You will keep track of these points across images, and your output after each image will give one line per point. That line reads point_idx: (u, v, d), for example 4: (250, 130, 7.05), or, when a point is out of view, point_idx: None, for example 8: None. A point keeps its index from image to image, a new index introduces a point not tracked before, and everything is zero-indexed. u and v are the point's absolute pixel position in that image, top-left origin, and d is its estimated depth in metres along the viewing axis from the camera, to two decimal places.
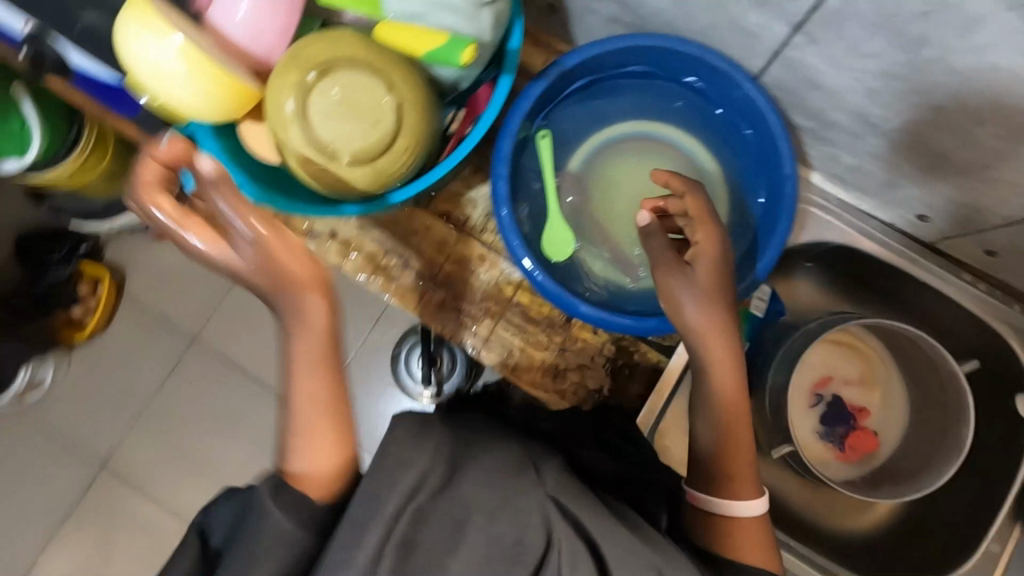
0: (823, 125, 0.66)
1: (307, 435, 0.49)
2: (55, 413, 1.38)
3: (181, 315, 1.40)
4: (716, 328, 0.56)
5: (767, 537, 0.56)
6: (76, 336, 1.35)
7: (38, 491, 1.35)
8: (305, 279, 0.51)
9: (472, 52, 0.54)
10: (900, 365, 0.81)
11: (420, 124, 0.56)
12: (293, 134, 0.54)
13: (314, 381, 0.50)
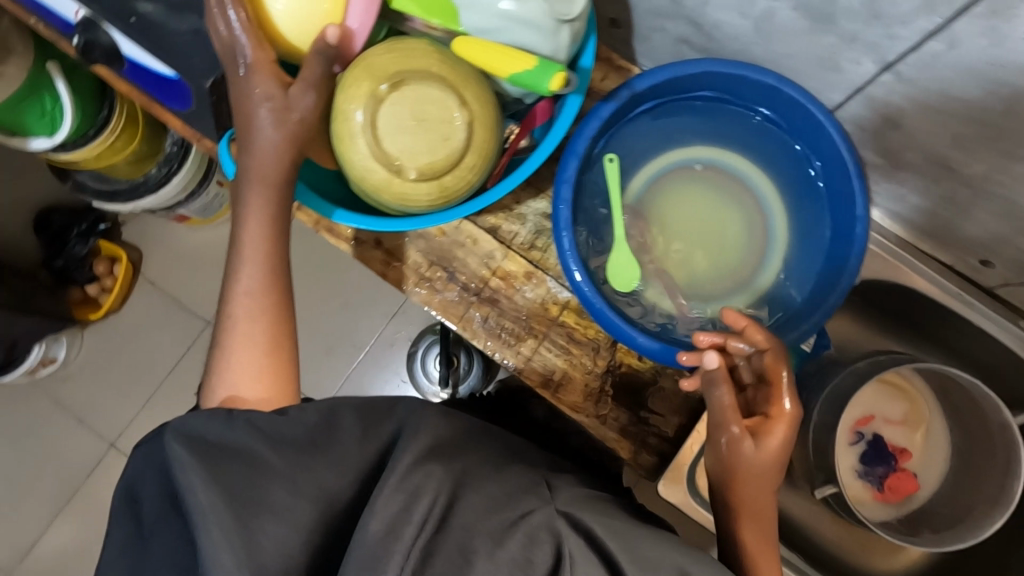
0: (894, 163, 0.64)
1: (242, 344, 0.54)
2: (68, 391, 1.37)
3: (197, 299, 1.38)
4: (757, 485, 0.59)
5: None
6: (93, 313, 1.36)
7: (46, 468, 1.34)
8: (263, 176, 0.55)
9: (562, 81, 0.50)
10: (944, 409, 0.79)
11: (489, 142, 0.54)
12: (359, 147, 0.52)
13: (257, 290, 0.55)
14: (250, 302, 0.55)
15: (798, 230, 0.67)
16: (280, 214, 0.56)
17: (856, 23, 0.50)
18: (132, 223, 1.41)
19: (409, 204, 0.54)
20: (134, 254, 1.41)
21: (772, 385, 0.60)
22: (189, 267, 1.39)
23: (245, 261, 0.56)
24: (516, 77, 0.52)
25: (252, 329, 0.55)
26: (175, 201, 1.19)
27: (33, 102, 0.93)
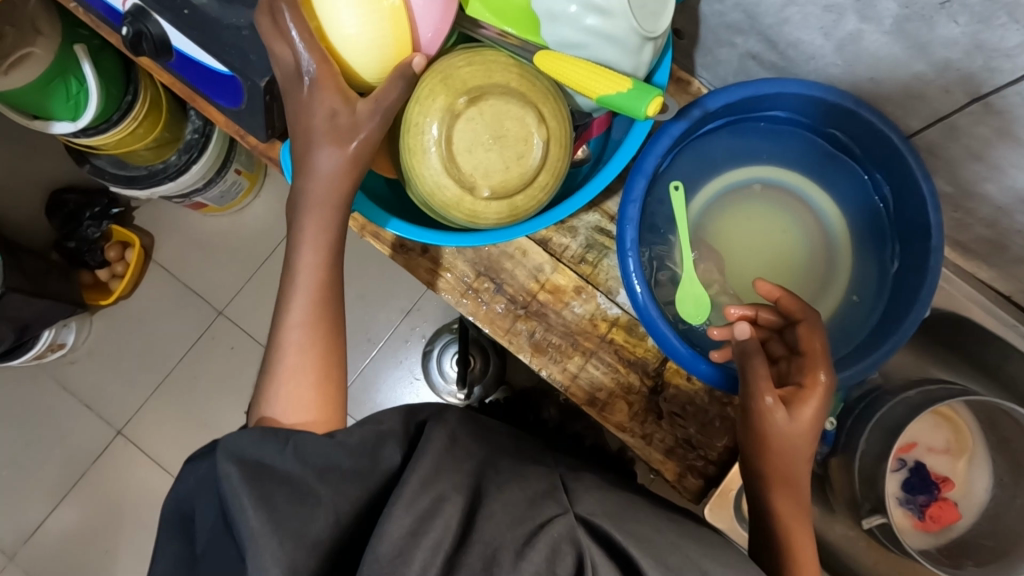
0: (966, 194, 0.63)
1: (290, 374, 0.51)
2: (76, 376, 1.34)
3: (211, 289, 1.36)
4: (790, 462, 0.57)
5: None
6: (104, 299, 1.33)
7: (51, 454, 1.32)
8: (319, 200, 0.53)
9: (658, 105, 0.48)
10: (989, 440, 0.79)
11: (564, 161, 0.52)
12: (431, 161, 0.50)
13: (307, 308, 0.53)
14: (302, 331, 0.52)
15: (856, 257, 0.67)
16: (333, 240, 0.54)
17: (954, 52, 0.48)
18: (147, 207, 1.38)
19: (477, 221, 0.53)
20: (146, 240, 1.37)
21: (806, 357, 0.58)
22: (202, 255, 1.37)
23: (296, 290, 0.53)
24: (607, 98, 0.49)
25: (302, 348, 0.52)
26: (193, 188, 1.13)
27: (58, 85, 0.88)
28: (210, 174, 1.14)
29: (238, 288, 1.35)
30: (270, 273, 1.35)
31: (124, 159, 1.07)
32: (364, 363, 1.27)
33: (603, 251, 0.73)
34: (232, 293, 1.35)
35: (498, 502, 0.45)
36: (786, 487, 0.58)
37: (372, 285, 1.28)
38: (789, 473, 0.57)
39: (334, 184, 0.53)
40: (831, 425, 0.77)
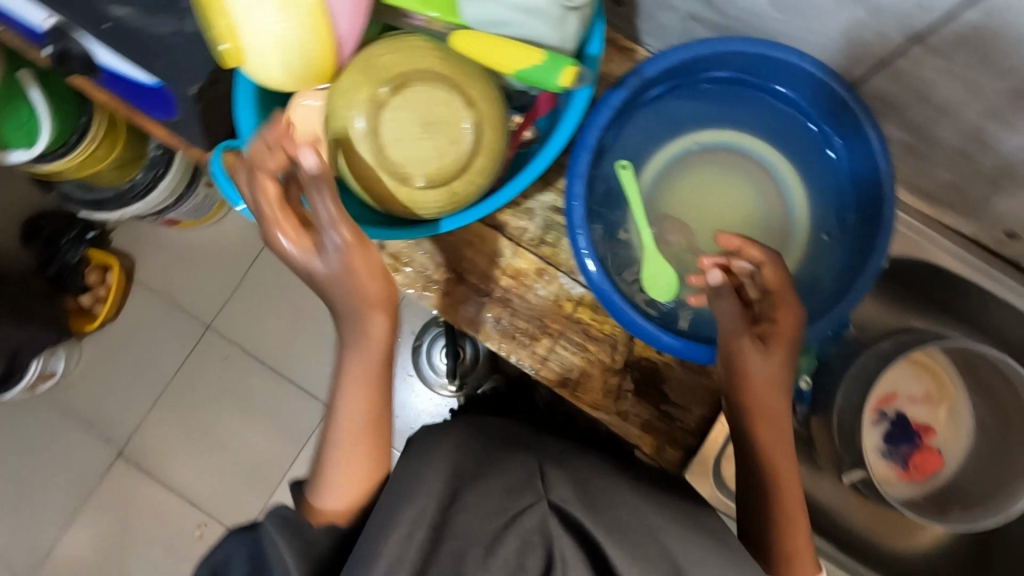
0: (920, 139, 0.61)
1: (341, 459, 0.52)
2: (72, 401, 1.34)
3: (197, 303, 1.35)
4: (772, 400, 0.57)
5: None
6: (89, 324, 1.32)
7: (55, 480, 1.32)
8: (364, 312, 0.53)
9: (572, 75, 0.47)
10: (968, 385, 0.79)
11: (499, 142, 0.51)
12: (360, 154, 0.49)
13: (360, 408, 0.53)
14: (353, 430, 0.53)
15: (814, 214, 0.66)
16: (380, 353, 0.54)
17: None
18: (123, 228, 1.37)
19: (418, 211, 0.52)
20: (127, 261, 1.37)
21: (774, 296, 0.58)
22: (184, 269, 1.36)
23: (345, 395, 0.53)
24: (522, 73, 0.48)
25: (350, 444, 0.53)
26: (166, 204, 1.12)
27: (11, 111, 0.86)
28: (180, 190, 1.13)
29: (224, 300, 1.35)
30: (255, 281, 1.34)
31: (90, 183, 1.06)
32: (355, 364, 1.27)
33: (561, 230, 0.72)
34: (218, 306, 1.35)
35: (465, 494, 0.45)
36: (773, 429, 0.57)
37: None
38: (775, 417, 0.57)
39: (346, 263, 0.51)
40: (807, 383, 0.76)
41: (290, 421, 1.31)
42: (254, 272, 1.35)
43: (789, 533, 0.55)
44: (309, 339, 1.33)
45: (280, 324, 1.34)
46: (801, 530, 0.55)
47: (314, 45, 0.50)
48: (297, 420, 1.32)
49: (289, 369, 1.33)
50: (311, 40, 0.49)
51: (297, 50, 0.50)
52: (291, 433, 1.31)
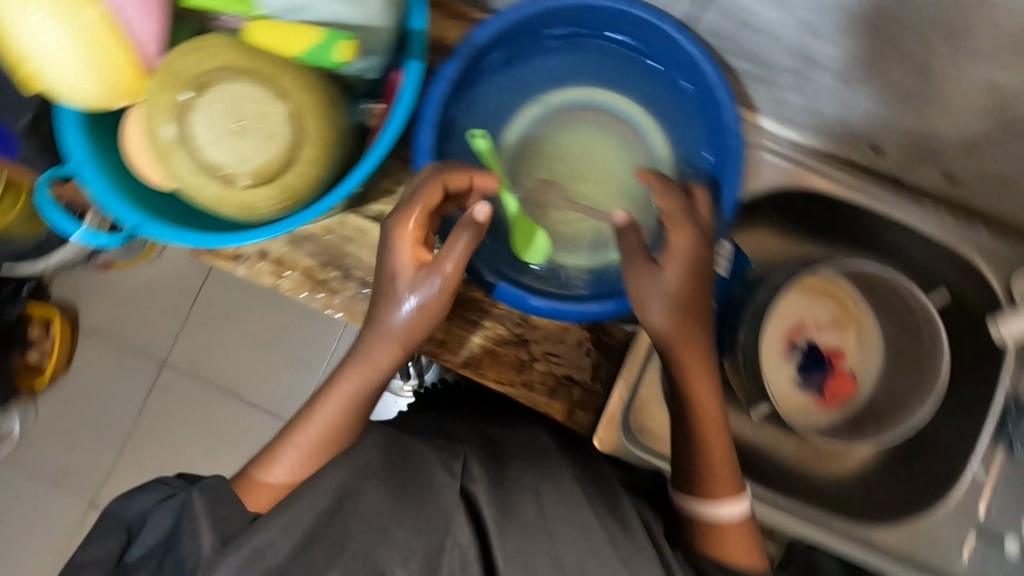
0: (765, 67, 0.62)
1: (293, 453, 0.55)
2: (32, 463, 1.31)
3: (145, 343, 1.33)
4: (685, 328, 0.55)
5: (748, 531, 0.58)
6: (38, 380, 1.30)
7: (27, 543, 1.29)
8: (376, 353, 0.56)
9: (350, 48, 0.46)
10: (873, 306, 0.79)
11: (326, 130, 0.50)
12: (178, 161, 0.48)
13: (330, 416, 0.56)
14: (316, 431, 0.55)
15: (677, 155, 0.66)
16: (367, 383, 0.57)
17: None
18: (61, 280, 1.35)
19: (254, 212, 0.51)
20: (69, 311, 1.35)
21: (674, 221, 0.57)
22: (126, 311, 1.34)
23: (326, 404, 0.56)
24: (307, 55, 0.47)
25: (303, 444, 0.55)
26: (91, 249, 1.10)
27: None
28: None
29: (173, 336, 1.33)
30: (202, 312, 1.33)
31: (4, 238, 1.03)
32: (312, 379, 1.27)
33: None
34: (170, 343, 1.33)
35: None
36: (694, 349, 0.56)
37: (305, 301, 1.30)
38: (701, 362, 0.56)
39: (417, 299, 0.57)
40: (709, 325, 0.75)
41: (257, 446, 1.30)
42: (199, 304, 1.33)
43: (707, 455, 0.57)
44: (263, 360, 1.31)
45: (235, 352, 1.32)
46: (724, 457, 0.57)
47: (114, 60, 0.48)
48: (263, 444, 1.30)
49: (247, 394, 1.31)
50: (109, 57, 0.48)
51: (105, 91, 0.50)
52: None
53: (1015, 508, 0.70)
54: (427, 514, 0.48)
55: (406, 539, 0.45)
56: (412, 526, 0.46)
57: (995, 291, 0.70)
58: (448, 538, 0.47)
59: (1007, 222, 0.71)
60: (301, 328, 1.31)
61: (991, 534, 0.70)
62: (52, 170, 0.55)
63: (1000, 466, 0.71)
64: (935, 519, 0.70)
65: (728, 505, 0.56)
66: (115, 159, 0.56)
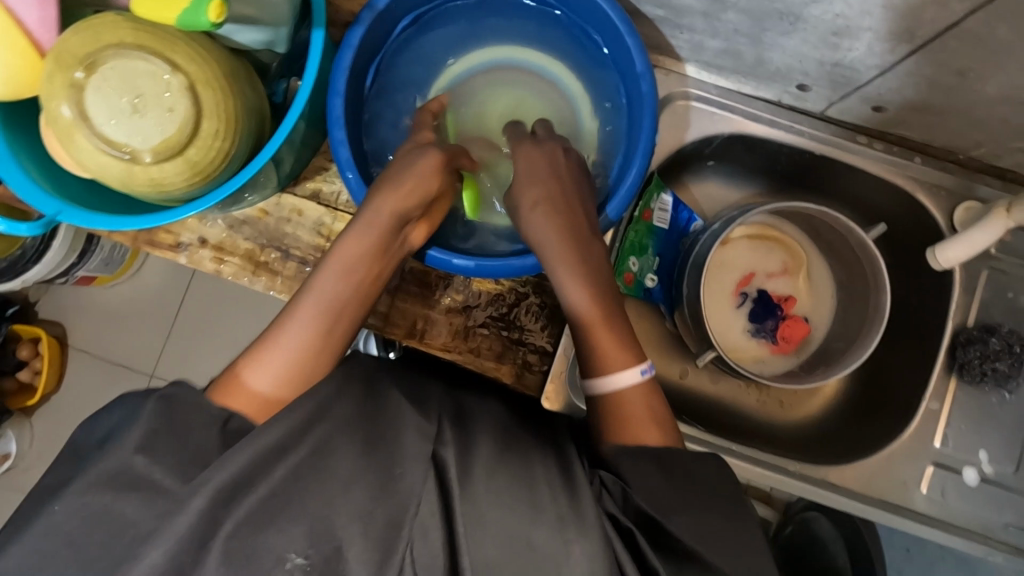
0: (675, 12, 0.62)
1: (278, 348, 0.52)
2: (31, 481, 1.33)
3: (133, 354, 1.35)
4: (546, 222, 0.60)
5: (652, 407, 0.55)
6: (29, 399, 1.31)
7: None
8: (367, 237, 0.56)
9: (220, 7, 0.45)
10: (820, 248, 0.79)
11: (225, 102, 0.51)
12: (80, 142, 0.49)
13: (323, 297, 0.55)
14: (309, 316, 0.54)
15: (591, 98, 0.72)
16: (362, 265, 0.56)
17: None
18: (45, 298, 1.37)
19: (166, 188, 0.52)
20: (57, 329, 1.36)
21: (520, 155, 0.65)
22: (112, 324, 1.36)
23: (318, 281, 0.55)
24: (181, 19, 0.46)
25: (293, 336, 0.53)
26: (66, 265, 1.11)
27: None
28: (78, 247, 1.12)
29: (160, 346, 1.35)
30: (187, 320, 1.34)
31: None
32: None
33: None
34: (157, 353, 1.35)
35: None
36: (562, 236, 0.59)
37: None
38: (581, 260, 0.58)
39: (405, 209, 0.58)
40: (654, 282, 0.76)
41: None
42: (184, 312, 1.35)
43: (599, 344, 0.56)
44: None
45: (223, 357, 1.33)
46: (605, 328, 0.56)
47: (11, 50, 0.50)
48: None
49: None
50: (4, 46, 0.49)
51: (6, 84, 0.51)
52: None
53: (971, 437, 0.70)
54: (381, 475, 0.43)
55: (358, 503, 0.42)
56: (365, 489, 0.43)
57: (937, 221, 0.70)
58: (408, 510, 0.42)
59: (942, 152, 0.71)
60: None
61: (949, 467, 0.70)
62: None
63: (955, 395, 0.70)
64: (892, 455, 0.70)
65: (619, 371, 0.55)
66: (33, 152, 0.57)
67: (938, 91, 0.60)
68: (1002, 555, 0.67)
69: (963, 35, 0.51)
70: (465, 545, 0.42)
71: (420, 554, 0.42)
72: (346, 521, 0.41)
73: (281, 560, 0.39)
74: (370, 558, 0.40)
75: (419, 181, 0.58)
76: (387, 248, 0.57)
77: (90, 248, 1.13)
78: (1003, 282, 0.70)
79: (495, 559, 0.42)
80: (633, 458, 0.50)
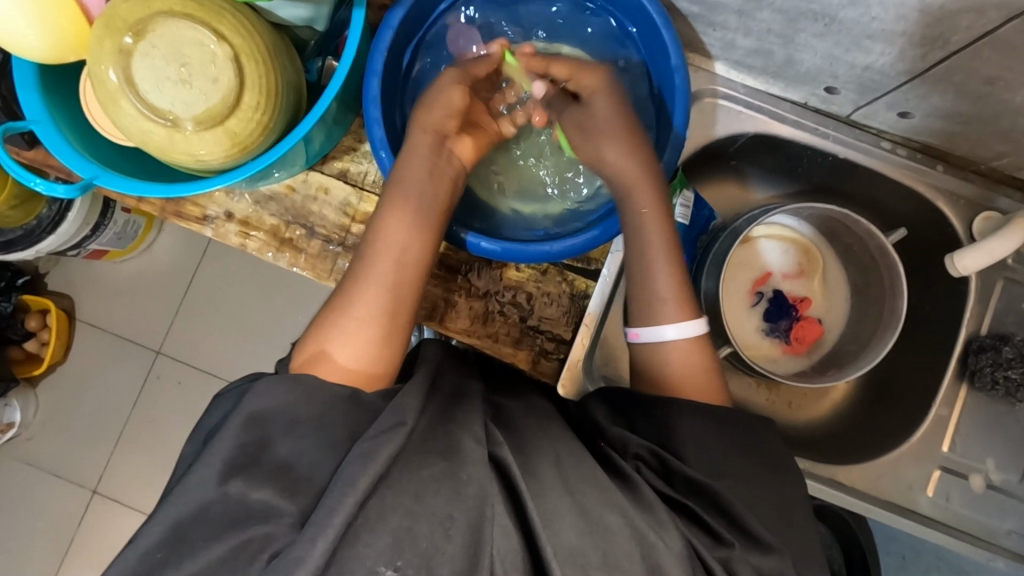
0: (709, 9, 0.62)
1: (362, 306, 0.57)
2: (35, 451, 1.33)
3: (141, 330, 1.36)
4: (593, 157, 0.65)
5: (699, 359, 0.60)
6: (37, 368, 1.32)
7: (35, 528, 1.31)
8: (411, 170, 0.61)
9: None
10: (838, 251, 0.80)
11: (268, 75, 0.52)
12: (124, 106, 0.50)
13: (388, 236, 0.60)
14: (380, 255, 0.59)
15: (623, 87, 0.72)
16: (417, 202, 0.61)
17: None
18: (56, 271, 1.37)
19: (201, 158, 0.53)
20: (66, 302, 1.37)
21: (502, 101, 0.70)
22: (122, 299, 1.36)
23: (381, 220, 0.60)
24: None
25: (370, 284, 0.58)
26: (80, 237, 1.13)
27: None
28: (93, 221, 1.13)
29: (168, 323, 1.36)
30: (196, 299, 1.35)
31: None
32: None
33: None
34: (164, 331, 1.35)
35: (284, 434, 0.47)
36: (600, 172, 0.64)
37: (297, 285, 1.35)
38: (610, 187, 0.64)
39: (445, 126, 0.64)
40: None
41: None
42: (194, 291, 1.36)
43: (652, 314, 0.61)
44: (257, 344, 1.34)
45: (229, 338, 1.34)
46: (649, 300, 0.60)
47: (63, 21, 0.51)
48: None
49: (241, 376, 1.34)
50: (58, 17, 0.51)
51: (52, 52, 0.52)
52: None
53: (979, 445, 0.71)
54: (446, 478, 0.45)
55: (437, 508, 0.43)
56: (438, 494, 0.44)
57: (956, 229, 0.71)
58: (487, 512, 0.44)
59: (964, 161, 0.72)
60: (293, 313, 1.34)
61: (955, 473, 0.70)
62: (7, 126, 0.56)
63: (965, 402, 0.71)
64: (900, 458, 0.71)
65: (665, 325, 0.59)
66: (71, 121, 0.58)
67: (966, 99, 0.61)
68: (1002, 560, 0.68)
69: (996, 44, 0.52)
70: (545, 534, 0.43)
71: (503, 553, 0.43)
72: (426, 529, 0.42)
73: (373, 573, 0.40)
74: (458, 559, 0.41)
75: (445, 102, 0.64)
76: (437, 168, 0.63)
77: (104, 223, 1.15)
78: (1017, 293, 0.71)
79: (577, 549, 0.43)
80: (680, 415, 0.55)
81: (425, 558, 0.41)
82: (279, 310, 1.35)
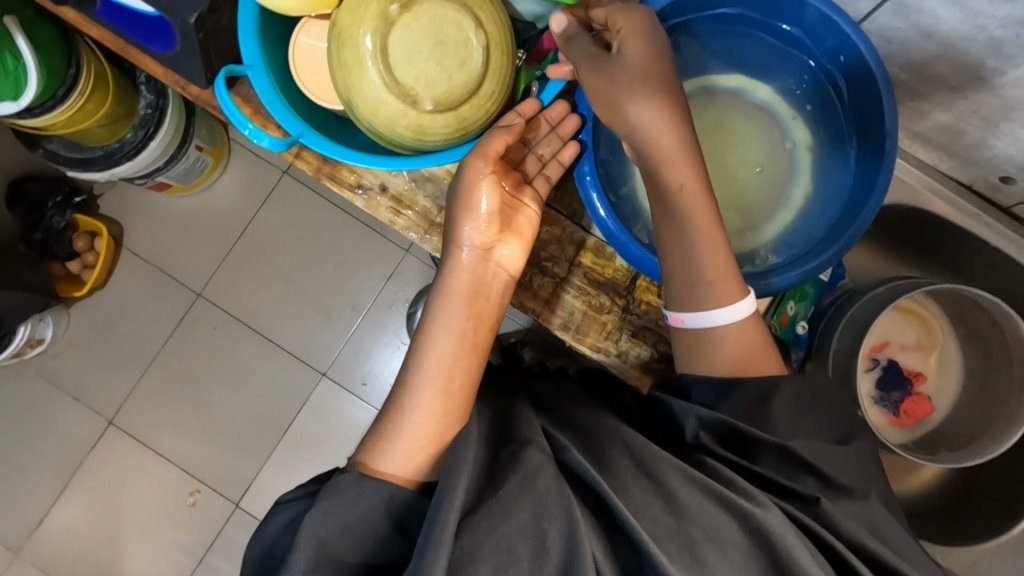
0: (922, 79, 0.65)
1: (409, 422, 0.53)
2: (60, 368, 1.24)
3: (185, 269, 1.26)
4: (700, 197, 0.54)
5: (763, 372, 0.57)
6: (76, 290, 1.23)
7: (41, 449, 1.23)
8: (460, 290, 0.56)
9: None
10: (958, 333, 0.80)
11: (506, 68, 0.53)
12: (370, 70, 0.50)
13: (434, 363, 0.55)
14: (429, 375, 0.54)
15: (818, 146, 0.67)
16: (469, 327, 0.56)
17: None
18: (112, 194, 1.26)
19: (422, 137, 0.53)
20: (114, 227, 1.26)
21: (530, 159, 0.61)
22: (166, 230, 1.26)
23: (430, 340, 0.55)
24: None
25: (417, 411, 0.53)
26: (153, 167, 1.03)
27: None
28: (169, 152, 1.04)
29: (215, 264, 1.26)
30: (246, 248, 1.26)
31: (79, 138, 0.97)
32: (349, 330, 1.24)
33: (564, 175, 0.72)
34: (209, 273, 1.26)
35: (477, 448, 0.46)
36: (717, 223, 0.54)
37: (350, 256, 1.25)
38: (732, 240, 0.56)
39: (486, 237, 0.56)
40: (803, 328, 0.77)
41: (282, 390, 1.24)
42: (245, 241, 1.26)
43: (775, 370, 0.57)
44: (296, 306, 1.25)
45: (270, 295, 1.25)
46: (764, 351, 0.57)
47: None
48: (287, 389, 1.25)
49: (280, 335, 1.25)
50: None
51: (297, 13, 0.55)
52: (282, 402, 1.24)
53: None
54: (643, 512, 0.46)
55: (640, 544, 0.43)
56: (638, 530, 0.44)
57: None
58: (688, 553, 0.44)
59: None
60: (340, 282, 1.25)
61: None
62: (229, 65, 0.55)
63: None
64: None
65: (714, 311, 0.55)
66: (285, 77, 0.58)
67: None
68: None
69: None
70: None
71: None
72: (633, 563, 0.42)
73: None
74: None
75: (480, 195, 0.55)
76: (481, 288, 0.57)
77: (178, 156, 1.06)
78: None
79: None
80: None
81: (534, 563, 0.41)
82: (328, 276, 1.25)
